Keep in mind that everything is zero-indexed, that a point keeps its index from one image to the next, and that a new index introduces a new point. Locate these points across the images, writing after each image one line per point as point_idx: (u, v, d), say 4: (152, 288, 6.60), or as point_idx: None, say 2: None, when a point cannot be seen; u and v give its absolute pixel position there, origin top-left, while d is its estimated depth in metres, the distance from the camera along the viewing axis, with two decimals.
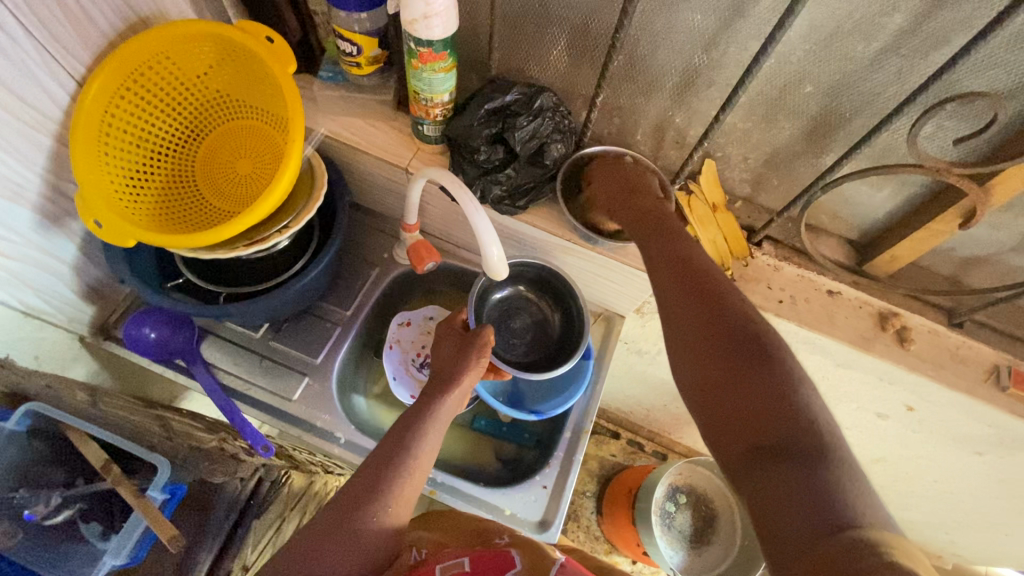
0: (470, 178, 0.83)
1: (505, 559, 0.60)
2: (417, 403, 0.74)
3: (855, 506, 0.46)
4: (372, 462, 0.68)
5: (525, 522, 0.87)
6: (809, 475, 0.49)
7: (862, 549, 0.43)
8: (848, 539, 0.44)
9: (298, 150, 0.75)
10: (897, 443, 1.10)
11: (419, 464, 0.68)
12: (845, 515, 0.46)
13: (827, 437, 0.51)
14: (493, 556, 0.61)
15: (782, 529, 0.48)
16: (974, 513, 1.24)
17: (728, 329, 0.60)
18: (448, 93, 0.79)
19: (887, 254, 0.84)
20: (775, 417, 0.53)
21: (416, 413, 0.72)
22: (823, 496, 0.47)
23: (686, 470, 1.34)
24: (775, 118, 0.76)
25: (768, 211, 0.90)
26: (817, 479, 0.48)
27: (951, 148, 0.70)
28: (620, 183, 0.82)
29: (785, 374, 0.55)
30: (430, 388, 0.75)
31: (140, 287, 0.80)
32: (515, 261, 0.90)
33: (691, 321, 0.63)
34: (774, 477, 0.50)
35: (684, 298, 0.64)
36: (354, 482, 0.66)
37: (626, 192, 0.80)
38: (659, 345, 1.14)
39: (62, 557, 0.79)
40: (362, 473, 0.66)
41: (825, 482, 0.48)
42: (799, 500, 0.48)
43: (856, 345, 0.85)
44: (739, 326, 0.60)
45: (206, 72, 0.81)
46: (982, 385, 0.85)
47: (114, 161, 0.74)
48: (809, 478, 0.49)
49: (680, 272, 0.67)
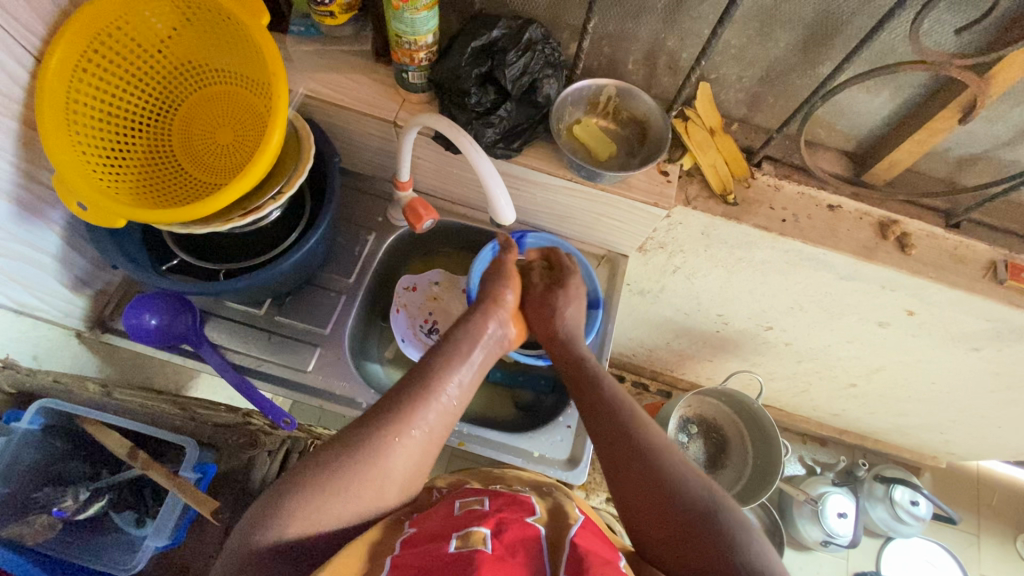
0: (464, 123, 0.80)
1: (525, 505, 0.66)
2: (441, 356, 0.72)
3: (727, 507, 0.61)
4: (415, 387, 0.69)
5: (553, 462, 0.89)
6: (695, 516, 0.60)
7: (725, 527, 0.59)
8: (716, 522, 0.59)
9: (283, 108, 0.71)
10: (896, 351, 1.14)
11: (459, 406, 0.71)
12: (718, 511, 0.60)
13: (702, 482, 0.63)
14: (513, 498, 0.67)
15: (679, 546, 0.60)
16: (969, 410, 1.31)
17: (609, 401, 0.71)
18: (432, 33, 0.76)
19: (886, 160, 0.85)
20: (655, 468, 0.64)
21: (442, 362, 0.71)
22: (700, 509, 0.60)
23: (695, 402, 1.40)
24: (770, 30, 0.76)
25: (764, 130, 0.91)
26: (693, 500, 0.61)
27: (950, 40, 0.70)
28: (543, 312, 0.81)
29: (653, 433, 0.67)
30: (458, 341, 0.73)
31: (133, 269, 0.77)
32: (544, 239, 0.95)
33: (586, 399, 0.73)
34: (671, 515, 0.61)
35: (624, 483, 0.65)
36: (395, 406, 0.67)
37: (543, 317, 0.80)
38: (661, 282, 1.14)
39: (98, 547, 0.83)
40: (405, 401, 0.67)
41: (701, 501, 0.61)
42: (684, 521, 0.60)
43: (858, 256, 0.86)
44: (632, 412, 0.70)
45: (171, 36, 0.75)
46: (981, 281, 0.87)
47: (86, 139, 0.70)
48: (687, 503, 0.61)
49: (609, 447, 0.68)
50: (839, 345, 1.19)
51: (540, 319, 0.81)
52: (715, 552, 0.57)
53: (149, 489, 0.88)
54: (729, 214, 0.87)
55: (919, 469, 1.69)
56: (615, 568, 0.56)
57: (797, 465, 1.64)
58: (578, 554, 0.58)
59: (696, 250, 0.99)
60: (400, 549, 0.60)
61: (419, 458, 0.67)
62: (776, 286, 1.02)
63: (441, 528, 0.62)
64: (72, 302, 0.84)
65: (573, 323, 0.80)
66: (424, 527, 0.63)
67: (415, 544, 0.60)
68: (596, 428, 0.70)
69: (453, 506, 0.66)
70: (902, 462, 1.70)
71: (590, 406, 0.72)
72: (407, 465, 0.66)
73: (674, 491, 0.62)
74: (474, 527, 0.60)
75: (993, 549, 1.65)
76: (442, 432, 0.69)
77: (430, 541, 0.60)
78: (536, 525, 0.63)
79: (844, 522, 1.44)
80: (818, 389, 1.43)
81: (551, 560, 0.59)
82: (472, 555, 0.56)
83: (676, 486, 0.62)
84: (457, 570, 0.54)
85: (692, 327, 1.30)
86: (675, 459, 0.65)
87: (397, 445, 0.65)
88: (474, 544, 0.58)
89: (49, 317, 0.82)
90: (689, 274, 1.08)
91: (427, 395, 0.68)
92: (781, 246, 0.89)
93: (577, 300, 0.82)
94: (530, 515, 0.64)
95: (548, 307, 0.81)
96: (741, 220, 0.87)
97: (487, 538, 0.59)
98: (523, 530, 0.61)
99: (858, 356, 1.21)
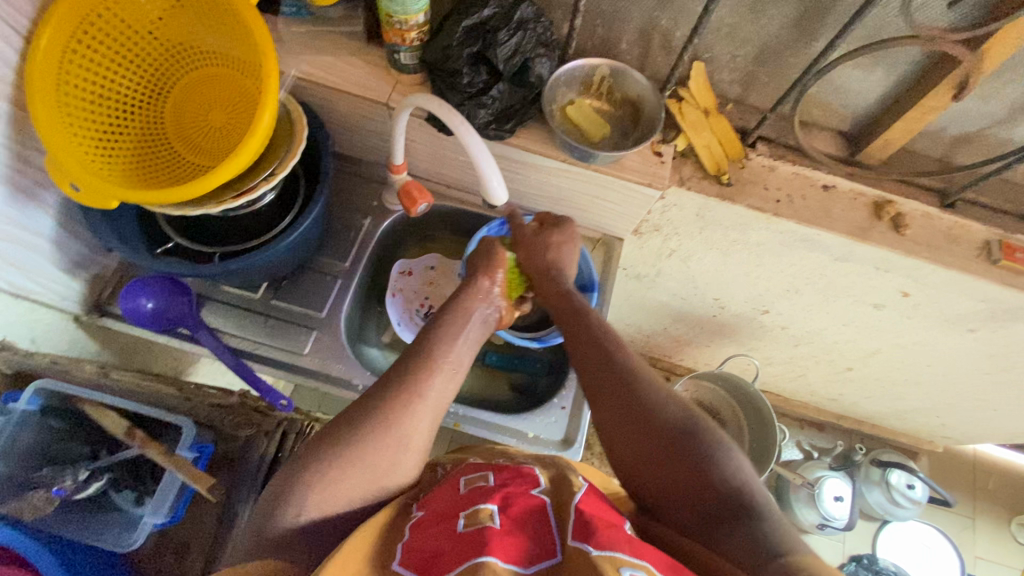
0: (456, 104, 0.80)
1: (529, 477, 0.67)
2: (435, 332, 0.74)
3: (705, 426, 0.62)
4: (421, 358, 0.71)
5: (548, 442, 0.89)
6: (673, 435, 0.62)
7: (701, 443, 0.61)
8: (693, 439, 0.61)
9: (274, 90, 0.70)
10: (891, 333, 1.14)
11: (460, 370, 0.73)
12: (694, 429, 0.62)
13: (682, 403, 0.65)
14: (515, 470, 0.68)
15: (657, 463, 0.62)
16: (965, 393, 1.32)
17: (593, 335, 0.72)
18: (423, 13, 0.75)
19: (880, 139, 0.84)
20: (636, 395, 0.66)
21: (435, 334, 0.73)
22: (679, 428, 0.62)
23: (691, 386, 1.40)
24: (762, 8, 0.75)
25: (758, 110, 0.90)
26: (672, 421, 0.63)
27: (944, 15, 0.70)
28: (534, 249, 0.83)
29: (635, 363, 0.69)
30: (445, 319, 0.75)
31: (128, 252, 0.77)
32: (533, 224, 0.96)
33: (573, 336, 0.74)
34: (649, 436, 0.63)
35: (608, 415, 0.67)
36: (402, 379, 0.69)
37: (536, 255, 0.82)
38: (657, 266, 1.15)
39: (100, 525, 0.85)
40: (406, 376, 0.69)
41: (679, 420, 0.63)
42: (661, 441, 0.62)
43: (852, 236, 0.86)
44: (615, 344, 0.71)
45: (161, 18, 0.75)
46: (975, 261, 0.87)
47: (77, 121, 0.70)
48: (665, 424, 0.63)
49: (593, 380, 0.69)
50: (834, 329, 1.19)
51: (533, 263, 0.82)
52: (691, 465, 0.60)
53: (148, 466, 0.90)
54: (723, 195, 0.87)
55: (916, 452, 1.70)
56: (619, 530, 0.57)
57: (794, 449, 1.65)
58: (584, 518, 0.58)
59: (690, 232, 0.99)
60: (410, 533, 0.61)
61: (432, 421, 0.69)
62: (771, 268, 1.03)
63: (449, 505, 0.63)
64: (68, 285, 0.85)
65: (568, 259, 0.83)
66: (432, 509, 0.63)
67: (425, 527, 0.61)
68: (580, 363, 0.72)
69: (458, 484, 0.67)
70: (899, 447, 1.71)
71: (576, 338, 0.74)
72: (423, 431, 0.68)
73: (654, 418, 0.64)
74: (481, 504, 0.61)
75: (989, 532, 1.66)
76: (450, 395, 0.72)
77: (438, 522, 0.61)
78: (542, 497, 0.63)
79: (841, 505, 1.44)
80: (815, 373, 1.44)
81: (559, 526, 0.59)
82: (482, 532, 0.57)
83: (656, 413, 0.64)
84: (470, 547, 0.56)
85: (689, 311, 1.30)
86: (655, 386, 0.66)
87: (409, 413, 0.67)
88: (483, 521, 0.59)
89: (45, 300, 0.83)
90: (685, 258, 1.08)
91: (431, 363, 0.70)
92: (775, 227, 0.89)
93: (572, 239, 0.83)
94: (535, 488, 0.65)
95: (539, 244, 0.82)
96: (735, 201, 0.87)
97: (494, 514, 0.60)
98: (529, 502, 0.62)
99: (853, 339, 1.22)
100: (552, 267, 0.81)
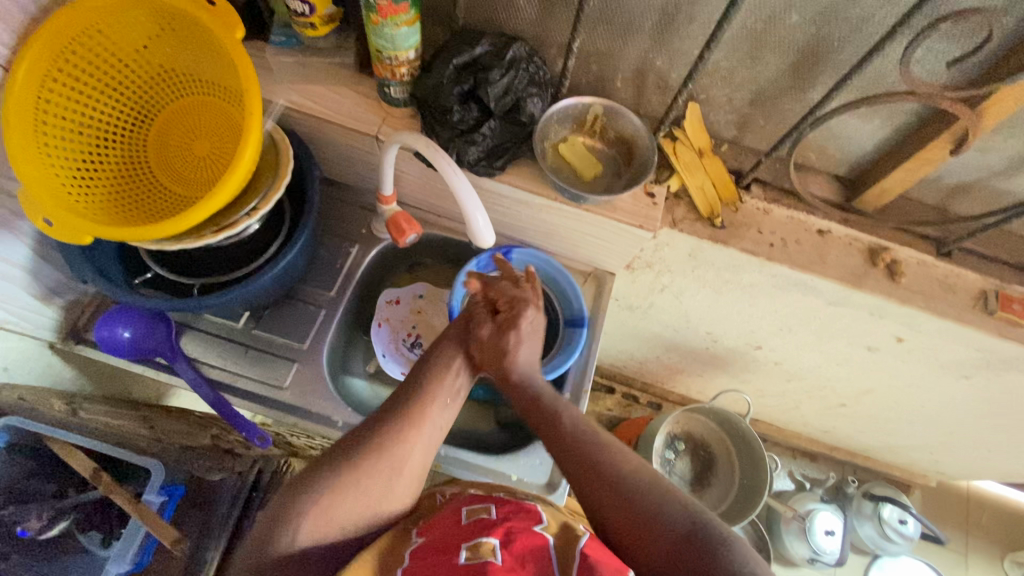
0: (445, 140, 0.79)
1: (533, 512, 0.64)
2: (429, 361, 0.74)
3: (708, 518, 0.56)
4: (421, 383, 0.71)
5: (532, 485, 0.87)
6: (675, 535, 0.55)
7: (708, 540, 0.54)
8: (699, 536, 0.55)
9: (257, 123, 0.69)
10: (886, 374, 1.12)
11: (458, 399, 0.73)
12: (696, 525, 0.56)
13: (675, 495, 0.59)
14: (519, 504, 0.66)
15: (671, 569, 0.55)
16: (960, 434, 1.30)
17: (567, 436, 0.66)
18: (414, 49, 0.74)
19: (876, 186, 0.83)
20: (625, 495, 0.59)
21: (424, 368, 0.73)
22: (679, 528, 0.56)
23: (683, 418, 1.38)
24: (759, 53, 0.74)
25: (753, 151, 0.89)
26: (671, 519, 0.57)
27: (943, 70, 0.69)
28: (494, 348, 0.74)
29: (615, 460, 0.62)
30: (433, 356, 0.74)
31: (103, 284, 0.75)
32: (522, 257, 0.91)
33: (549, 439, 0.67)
34: (652, 538, 0.56)
35: (605, 520, 0.60)
36: (400, 406, 0.69)
37: (498, 360, 0.74)
38: (650, 299, 1.13)
39: (64, 567, 0.90)
40: (403, 401, 0.69)
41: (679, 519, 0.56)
42: (668, 545, 0.55)
43: (847, 283, 0.85)
44: (593, 440, 0.65)
45: (146, 46, 0.74)
46: (971, 311, 0.86)
47: (55, 152, 0.68)
48: (665, 524, 0.56)
49: (581, 490, 0.62)
50: (829, 367, 1.17)
51: (496, 357, 0.74)
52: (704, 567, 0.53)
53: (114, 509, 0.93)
54: (717, 238, 0.85)
55: (909, 486, 1.68)
56: None
57: (786, 480, 1.62)
58: (588, 563, 0.56)
59: (683, 270, 0.97)
60: (409, 560, 0.60)
61: (428, 450, 0.68)
62: (765, 308, 1.01)
63: (447, 537, 0.61)
64: (41, 314, 0.82)
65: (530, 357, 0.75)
66: (430, 539, 0.62)
67: (423, 556, 0.59)
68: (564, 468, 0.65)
69: (458, 514, 0.65)
70: (893, 480, 1.68)
71: (553, 444, 0.66)
72: (420, 455, 0.67)
73: (655, 522, 0.57)
74: (481, 539, 0.59)
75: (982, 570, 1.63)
76: (449, 421, 0.71)
77: (439, 552, 0.59)
78: (544, 533, 0.61)
79: (832, 539, 1.42)
80: (809, 407, 1.42)
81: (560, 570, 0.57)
82: (481, 569, 0.55)
83: (656, 516, 0.57)
84: None
85: (682, 342, 1.28)
86: (643, 480, 0.60)
87: (407, 440, 0.66)
88: (483, 556, 0.57)
89: (18, 330, 0.80)
90: (677, 293, 1.06)
91: (427, 392, 0.70)
92: (769, 270, 0.87)
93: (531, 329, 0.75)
94: (538, 524, 0.63)
95: (497, 344, 0.74)
96: (728, 244, 0.85)
97: (495, 550, 0.58)
98: (531, 541, 0.60)
99: (848, 378, 1.20)
100: (511, 369, 0.73)
